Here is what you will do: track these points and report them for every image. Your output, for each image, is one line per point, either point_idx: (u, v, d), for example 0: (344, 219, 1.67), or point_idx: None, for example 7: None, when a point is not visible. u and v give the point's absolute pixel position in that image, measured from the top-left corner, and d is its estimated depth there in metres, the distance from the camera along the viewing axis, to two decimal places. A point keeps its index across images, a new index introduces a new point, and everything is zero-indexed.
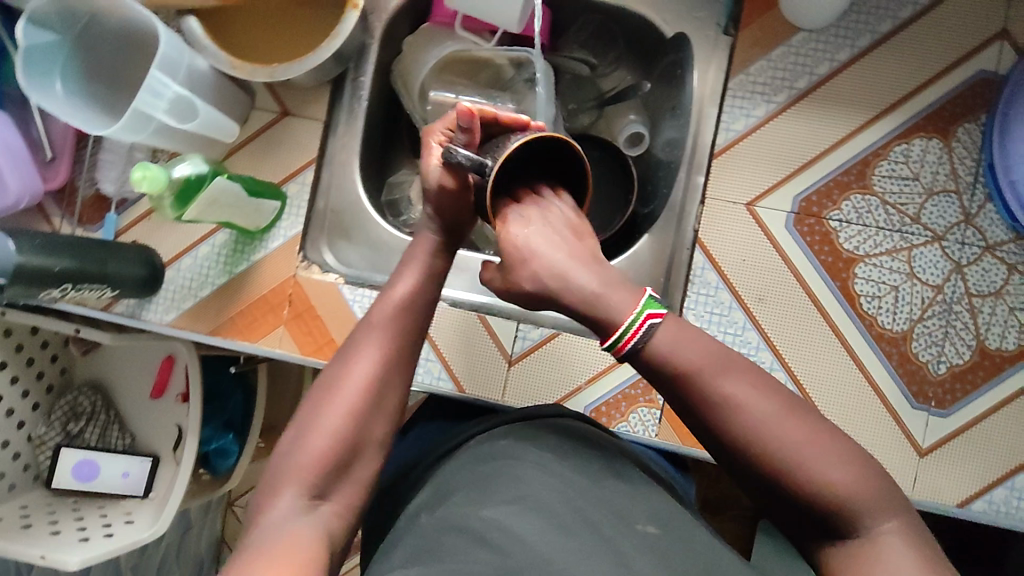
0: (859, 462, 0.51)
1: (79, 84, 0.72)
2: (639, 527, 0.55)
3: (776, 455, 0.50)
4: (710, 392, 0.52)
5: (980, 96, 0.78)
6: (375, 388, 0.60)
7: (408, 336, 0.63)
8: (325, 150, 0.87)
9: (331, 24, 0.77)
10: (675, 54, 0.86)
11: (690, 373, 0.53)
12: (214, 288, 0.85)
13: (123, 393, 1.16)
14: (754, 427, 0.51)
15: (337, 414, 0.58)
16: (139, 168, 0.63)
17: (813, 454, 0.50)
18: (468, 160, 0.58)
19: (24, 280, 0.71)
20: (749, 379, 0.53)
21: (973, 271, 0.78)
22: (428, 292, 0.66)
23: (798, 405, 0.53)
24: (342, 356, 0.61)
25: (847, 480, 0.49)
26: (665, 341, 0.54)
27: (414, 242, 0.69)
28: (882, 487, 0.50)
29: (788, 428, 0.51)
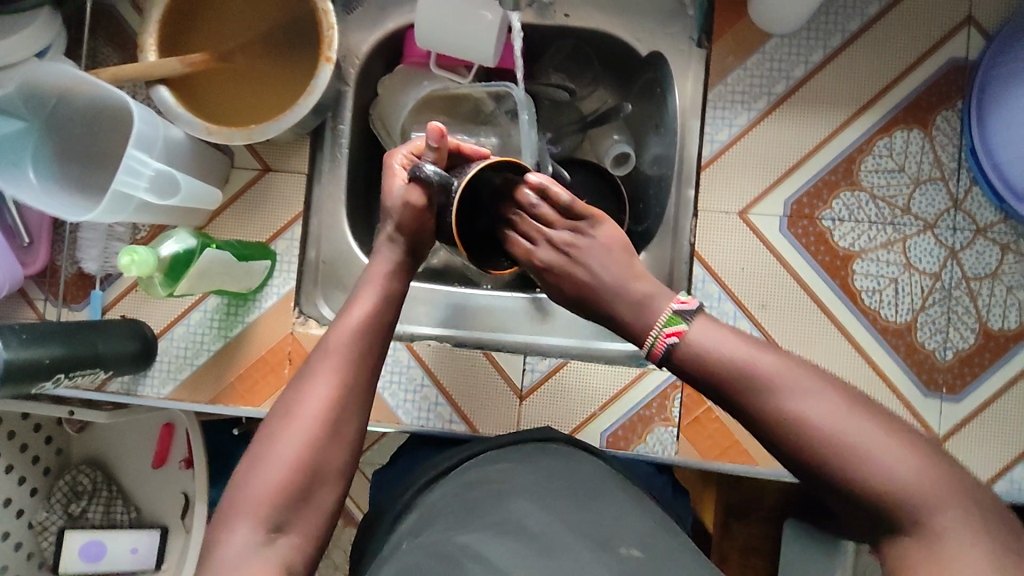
0: (924, 454, 0.47)
1: (57, 169, 0.71)
2: (624, 552, 0.54)
3: (831, 448, 0.48)
4: (750, 381, 0.50)
5: (954, 84, 0.79)
6: (330, 421, 0.57)
7: (365, 362, 0.60)
8: (310, 201, 0.86)
9: (304, 77, 0.75)
10: (653, 73, 0.86)
11: (736, 367, 0.51)
12: (210, 355, 0.83)
13: (124, 466, 1.12)
14: (806, 419, 0.48)
15: (291, 445, 0.56)
16: (127, 253, 0.62)
17: (872, 446, 0.47)
18: (434, 174, 0.62)
19: (16, 378, 0.66)
20: (800, 369, 0.50)
21: (968, 255, 0.78)
22: (385, 315, 0.62)
23: (854, 397, 0.50)
24: (296, 384, 0.59)
25: (909, 472, 0.46)
26: (704, 339, 0.52)
27: (373, 261, 0.65)
28: (949, 480, 0.47)
29: (844, 418, 0.48)
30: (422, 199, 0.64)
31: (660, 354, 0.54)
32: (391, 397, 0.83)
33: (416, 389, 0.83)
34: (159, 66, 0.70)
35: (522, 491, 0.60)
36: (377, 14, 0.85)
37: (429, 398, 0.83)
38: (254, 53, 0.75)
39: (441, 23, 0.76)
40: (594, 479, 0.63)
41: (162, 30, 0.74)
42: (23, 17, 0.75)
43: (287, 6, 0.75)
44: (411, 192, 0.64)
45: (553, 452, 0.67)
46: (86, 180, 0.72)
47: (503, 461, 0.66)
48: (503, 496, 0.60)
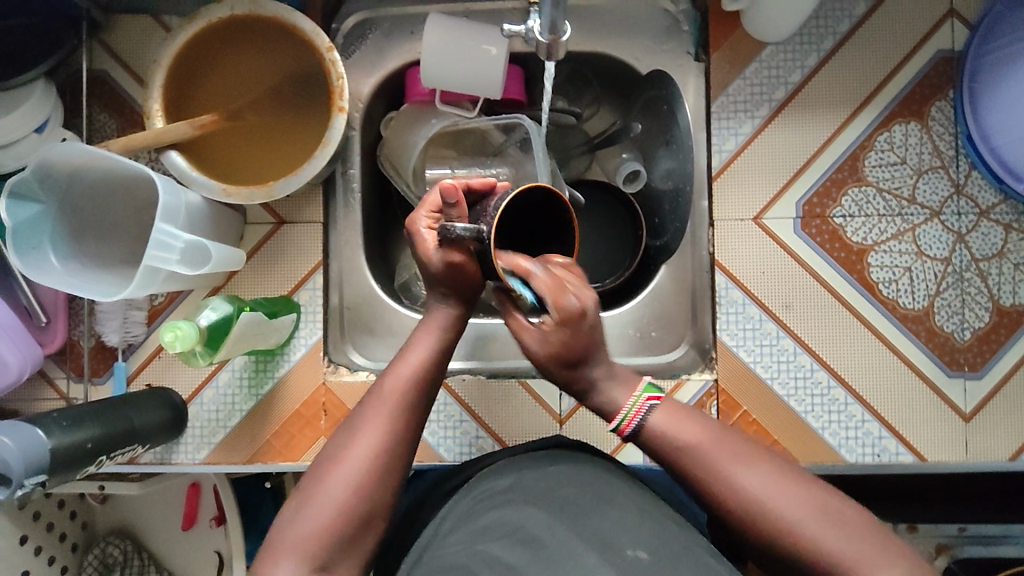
0: (857, 524, 0.51)
1: (70, 248, 0.69)
2: (629, 553, 0.53)
3: (771, 523, 0.52)
4: (703, 464, 0.55)
5: (944, 75, 0.82)
6: (378, 466, 0.57)
7: (416, 411, 0.60)
8: (329, 248, 0.86)
9: (316, 126, 0.76)
10: (657, 90, 0.88)
11: (685, 454, 0.56)
12: (243, 414, 0.82)
13: (153, 531, 1.09)
14: (748, 496, 0.53)
15: (340, 485, 0.56)
16: (169, 329, 0.64)
17: (807, 520, 0.51)
18: (465, 231, 0.57)
19: (62, 468, 0.65)
20: (744, 449, 0.56)
21: (975, 237, 0.81)
22: (438, 361, 0.63)
23: (794, 471, 0.55)
24: (347, 428, 0.59)
25: (844, 543, 0.50)
26: (660, 424, 0.57)
27: (428, 314, 0.65)
28: (884, 545, 0.51)
29: (780, 495, 0.53)
30: (462, 256, 0.61)
31: (629, 428, 0.58)
32: (431, 436, 0.83)
33: (455, 425, 0.84)
34: (169, 132, 0.70)
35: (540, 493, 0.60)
36: (376, 55, 0.86)
37: (470, 432, 0.84)
38: (264, 108, 0.76)
39: (446, 61, 0.77)
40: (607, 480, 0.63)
41: (167, 94, 0.74)
42: (21, 92, 0.74)
43: (292, 61, 0.76)
44: (450, 254, 0.61)
45: (559, 457, 0.66)
46: (103, 254, 0.72)
47: (510, 473, 0.65)
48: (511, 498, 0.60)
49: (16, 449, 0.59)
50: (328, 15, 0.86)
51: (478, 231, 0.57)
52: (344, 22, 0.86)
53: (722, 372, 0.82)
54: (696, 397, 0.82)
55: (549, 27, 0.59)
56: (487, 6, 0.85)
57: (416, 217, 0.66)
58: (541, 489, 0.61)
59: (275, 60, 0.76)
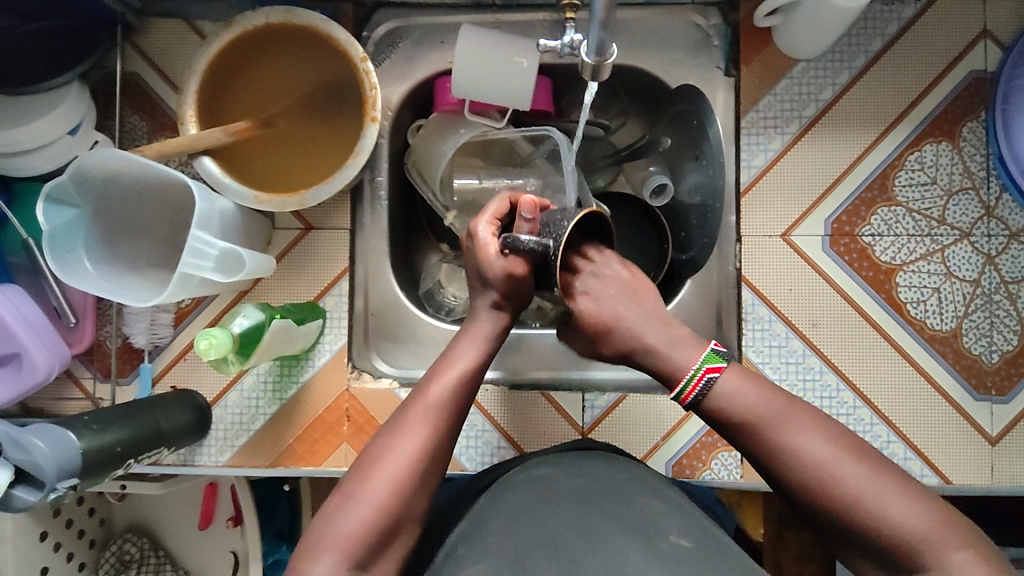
0: (923, 497, 0.51)
1: (103, 252, 0.70)
2: (670, 541, 0.56)
3: (834, 490, 0.52)
4: (769, 436, 0.55)
5: (977, 95, 0.81)
6: (420, 468, 0.57)
7: (456, 421, 0.61)
8: (355, 254, 0.86)
9: (346, 131, 0.76)
10: (688, 105, 0.87)
11: (749, 421, 0.56)
12: (267, 418, 0.82)
13: (168, 530, 1.10)
14: (813, 463, 0.53)
15: (381, 486, 0.55)
16: (204, 336, 0.64)
17: (872, 492, 0.51)
18: (532, 244, 0.62)
19: (92, 470, 0.65)
20: (808, 421, 0.56)
21: (1004, 260, 0.81)
22: (480, 370, 0.63)
23: (860, 445, 0.54)
24: (385, 433, 0.59)
25: (911, 518, 0.50)
26: (723, 392, 0.58)
27: (472, 320, 0.66)
28: (953, 526, 0.50)
29: (845, 467, 0.53)
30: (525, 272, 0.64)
31: (690, 398, 0.59)
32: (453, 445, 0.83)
33: (477, 434, 0.84)
34: (204, 138, 0.70)
35: (567, 497, 0.61)
36: (405, 64, 0.86)
37: (491, 442, 0.83)
38: (295, 115, 0.77)
39: (478, 72, 0.78)
40: (640, 482, 0.64)
41: (200, 100, 0.74)
42: (56, 94, 0.75)
43: (321, 71, 0.76)
44: (512, 266, 0.63)
45: (590, 456, 0.68)
46: (134, 256, 0.72)
47: (542, 467, 0.66)
48: (541, 498, 0.61)
49: (49, 451, 0.60)
50: (360, 23, 0.86)
51: (546, 246, 0.62)
52: (376, 30, 0.86)
53: None
54: None
55: (595, 49, 0.57)
56: (518, 18, 0.85)
57: (478, 222, 0.67)
58: (578, 487, 0.62)
59: (305, 68, 0.76)
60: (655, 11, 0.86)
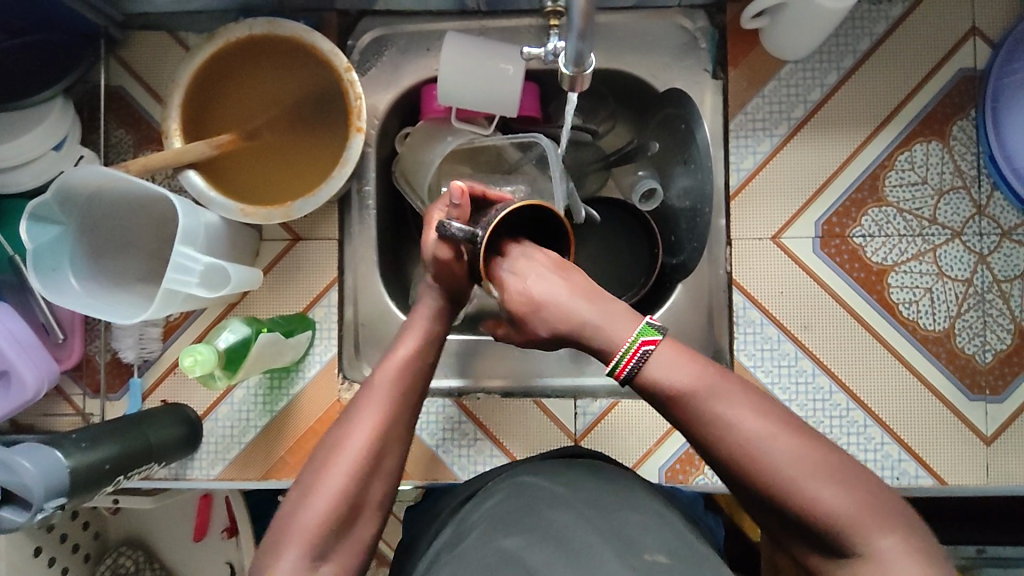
0: (853, 478, 0.49)
1: (89, 268, 0.69)
2: (647, 557, 0.55)
3: (765, 471, 0.49)
4: (706, 413, 0.51)
5: (966, 94, 0.81)
6: (373, 454, 0.57)
7: (408, 407, 0.61)
8: (344, 264, 0.85)
9: (331, 142, 0.76)
10: (676, 109, 0.87)
11: (684, 399, 0.51)
12: (258, 430, 0.82)
13: (164, 542, 1.09)
14: (748, 443, 0.50)
15: (336, 478, 0.56)
16: (188, 354, 0.64)
17: (804, 473, 0.49)
18: (460, 232, 0.59)
19: (83, 489, 0.65)
20: (744, 396, 0.51)
21: (997, 259, 0.80)
22: (427, 357, 0.64)
23: (793, 422, 0.51)
24: (343, 421, 0.59)
25: (841, 502, 0.48)
26: (660, 367, 0.52)
27: (418, 307, 0.67)
28: (881, 509, 0.48)
29: (781, 448, 0.49)
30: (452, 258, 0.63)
31: (625, 373, 0.52)
32: (445, 454, 0.83)
33: (469, 443, 0.83)
34: (189, 152, 0.69)
35: (556, 507, 0.61)
36: (391, 72, 0.85)
37: (483, 451, 0.83)
38: (281, 127, 0.76)
39: (464, 81, 0.77)
40: (628, 489, 0.64)
41: (184, 114, 0.74)
42: (39, 110, 0.74)
43: (309, 79, 0.76)
44: (440, 250, 0.63)
45: (578, 463, 0.68)
46: (120, 271, 0.72)
47: (530, 473, 0.67)
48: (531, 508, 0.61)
49: (36, 472, 0.60)
50: (344, 32, 0.86)
51: (472, 234, 0.58)
52: (361, 38, 0.85)
53: None
54: None
55: (574, 59, 0.57)
56: (503, 24, 0.85)
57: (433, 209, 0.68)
58: (568, 495, 0.62)
59: (291, 79, 0.76)
60: (641, 15, 0.85)
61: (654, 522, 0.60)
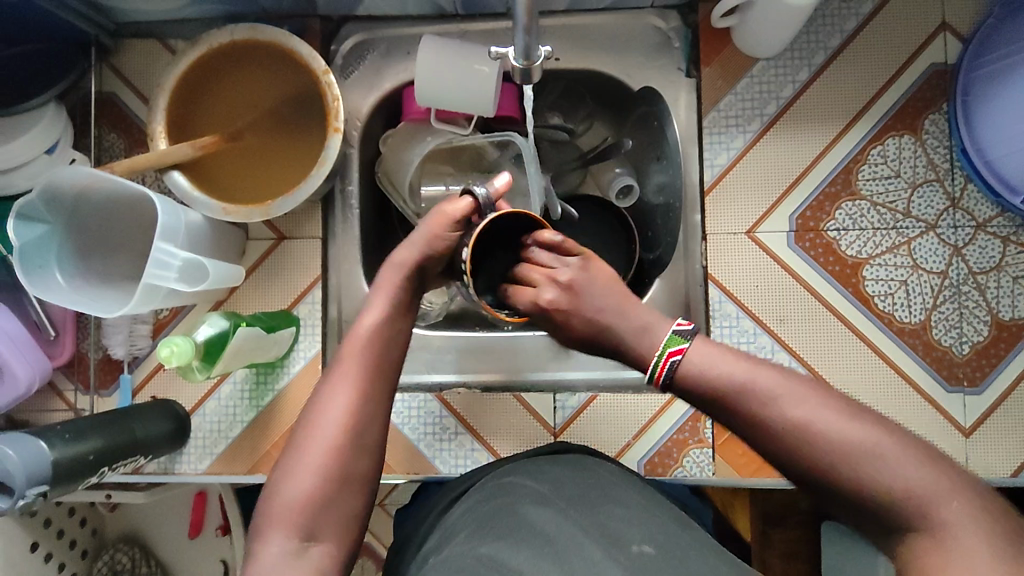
0: (917, 449, 0.48)
1: (76, 267, 0.72)
2: (635, 549, 0.56)
3: (822, 452, 0.49)
4: (762, 407, 0.51)
5: (937, 88, 0.82)
6: (353, 425, 0.57)
7: (381, 374, 0.61)
8: (328, 262, 0.88)
9: (313, 140, 0.78)
10: (648, 107, 0.90)
11: (728, 390, 0.53)
12: (245, 425, 0.84)
13: (160, 538, 1.11)
14: (799, 426, 0.50)
15: (319, 453, 0.56)
16: (166, 344, 0.66)
17: (867, 448, 0.48)
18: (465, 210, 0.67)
19: (63, 480, 0.66)
20: (793, 380, 0.52)
21: (972, 250, 0.81)
22: (395, 323, 0.64)
23: (846, 402, 0.51)
24: (317, 393, 0.59)
25: (906, 474, 0.47)
26: (706, 361, 0.54)
27: (384, 273, 0.67)
28: (948, 477, 0.47)
29: (840, 427, 0.49)
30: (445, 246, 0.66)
31: (663, 376, 0.56)
32: (426, 448, 0.85)
33: (450, 437, 0.85)
34: (172, 153, 0.72)
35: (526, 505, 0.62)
36: (374, 75, 0.88)
37: (465, 445, 0.85)
38: (263, 128, 0.79)
39: (439, 81, 0.79)
40: (603, 482, 0.66)
41: (170, 117, 0.77)
42: (32, 116, 0.77)
43: (291, 82, 0.78)
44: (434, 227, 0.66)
45: (563, 461, 0.70)
46: (109, 270, 0.75)
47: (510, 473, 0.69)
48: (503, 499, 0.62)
49: (20, 461, 0.62)
50: (327, 38, 0.88)
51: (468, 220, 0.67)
52: (343, 43, 0.88)
53: None
54: (691, 411, 0.82)
55: (524, 53, 0.59)
56: (481, 27, 0.87)
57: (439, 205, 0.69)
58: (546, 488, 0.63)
59: (273, 83, 0.78)
60: (615, 16, 0.87)
61: (622, 512, 0.60)
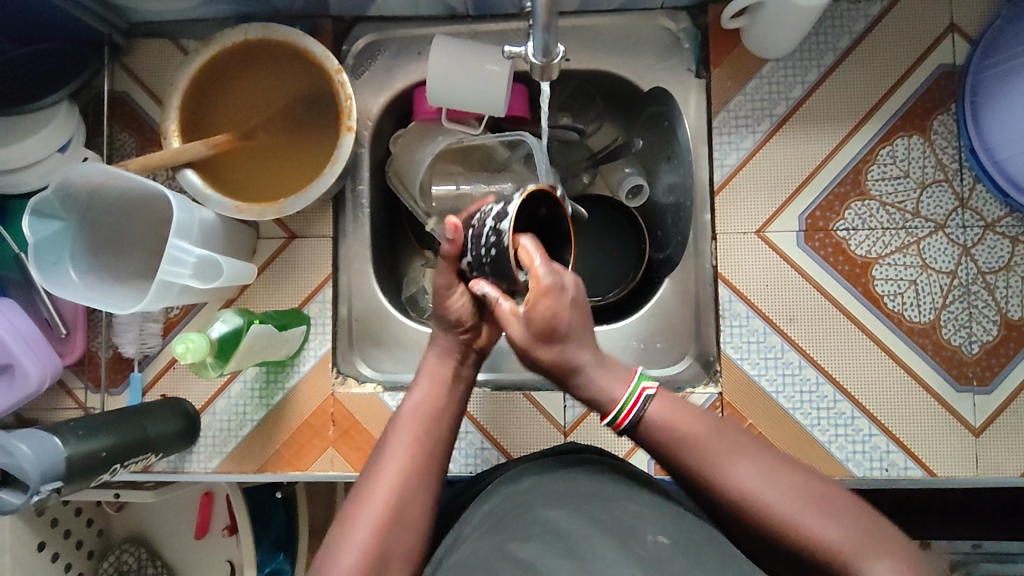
0: (847, 508, 0.52)
1: (88, 263, 0.72)
2: (651, 538, 0.56)
3: (762, 509, 0.53)
4: (712, 462, 0.55)
5: (946, 89, 0.82)
6: (400, 502, 0.58)
7: (434, 456, 0.62)
8: (339, 261, 0.88)
9: (325, 139, 0.79)
10: (659, 107, 0.90)
11: (681, 444, 0.56)
12: (255, 424, 0.83)
13: (166, 540, 1.10)
14: (742, 483, 0.53)
15: (365, 529, 0.56)
16: (181, 340, 0.67)
17: (800, 508, 0.52)
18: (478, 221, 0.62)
19: (76, 476, 0.66)
20: (738, 440, 0.56)
21: (981, 250, 0.81)
22: (449, 405, 0.65)
23: (783, 461, 0.55)
24: (370, 470, 0.60)
25: (835, 532, 0.51)
26: (662, 415, 0.57)
27: (433, 347, 0.68)
28: (877, 535, 0.51)
29: (776, 485, 0.53)
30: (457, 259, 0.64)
31: (625, 422, 0.57)
32: None
33: (460, 435, 0.85)
34: (186, 150, 0.72)
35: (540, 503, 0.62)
36: (385, 75, 0.88)
37: (475, 443, 0.85)
38: (275, 126, 0.79)
39: (450, 80, 0.79)
40: (617, 480, 0.66)
41: (183, 115, 0.77)
42: (45, 114, 0.77)
43: (303, 81, 0.79)
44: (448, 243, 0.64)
45: (576, 460, 0.69)
46: (121, 268, 0.75)
47: (522, 472, 0.68)
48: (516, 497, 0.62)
49: (34, 456, 0.62)
50: (339, 38, 0.89)
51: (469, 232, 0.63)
52: (355, 43, 0.88)
53: (726, 385, 0.82)
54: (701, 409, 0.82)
55: (542, 50, 0.59)
56: (492, 27, 0.87)
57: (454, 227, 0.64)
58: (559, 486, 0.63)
59: (285, 82, 0.79)
60: (625, 17, 0.87)
61: (636, 508, 0.61)
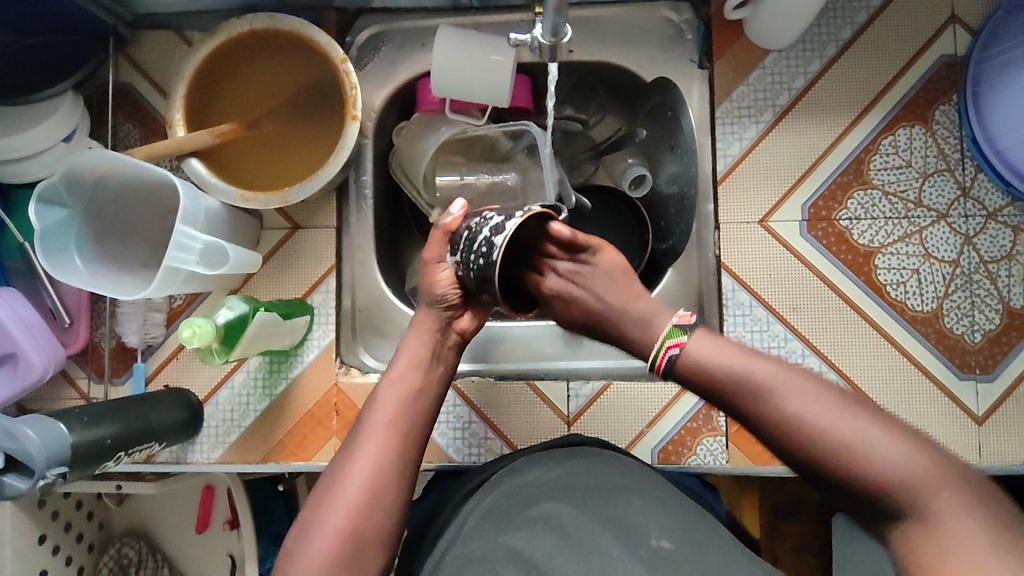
0: (907, 436, 0.53)
1: (93, 251, 0.72)
2: (653, 544, 0.56)
3: (818, 439, 0.54)
4: (761, 394, 0.57)
5: (948, 79, 0.83)
6: (377, 482, 0.60)
7: (407, 438, 0.63)
8: (342, 252, 0.88)
9: (330, 128, 0.79)
10: (660, 97, 0.91)
11: (728, 379, 0.58)
12: (258, 414, 0.83)
13: (166, 533, 1.10)
14: (795, 413, 0.55)
15: (343, 507, 0.58)
16: (188, 325, 0.67)
17: (858, 436, 0.53)
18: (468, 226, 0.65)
19: (82, 462, 0.66)
20: (791, 375, 0.57)
21: (983, 240, 0.81)
22: (422, 388, 0.66)
23: (839, 394, 0.56)
24: (347, 452, 0.62)
25: (895, 457, 0.52)
26: (707, 353, 0.60)
27: (413, 323, 0.69)
28: (938, 463, 0.52)
29: (831, 416, 0.54)
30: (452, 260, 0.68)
31: (663, 365, 0.62)
32: (439, 436, 0.85)
33: (464, 425, 0.85)
34: (191, 139, 0.72)
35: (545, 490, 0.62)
36: (389, 67, 0.89)
37: (478, 433, 0.85)
38: (279, 117, 0.80)
39: (455, 70, 0.80)
40: (621, 467, 0.66)
41: (188, 105, 0.77)
42: (49, 104, 0.77)
43: (308, 72, 0.79)
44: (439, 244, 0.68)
45: (580, 449, 0.69)
46: (126, 256, 0.75)
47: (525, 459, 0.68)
48: None
49: (40, 442, 0.61)
50: (343, 30, 0.89)
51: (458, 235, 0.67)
52: (358, 35, 0.89)
53: None
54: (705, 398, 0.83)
55: (551, 30, 0.60)
56: (496, 19, 0.88)
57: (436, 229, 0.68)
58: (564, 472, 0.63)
59: (289, 72, 0.79)
60: (628, 9, 0.88)
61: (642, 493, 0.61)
